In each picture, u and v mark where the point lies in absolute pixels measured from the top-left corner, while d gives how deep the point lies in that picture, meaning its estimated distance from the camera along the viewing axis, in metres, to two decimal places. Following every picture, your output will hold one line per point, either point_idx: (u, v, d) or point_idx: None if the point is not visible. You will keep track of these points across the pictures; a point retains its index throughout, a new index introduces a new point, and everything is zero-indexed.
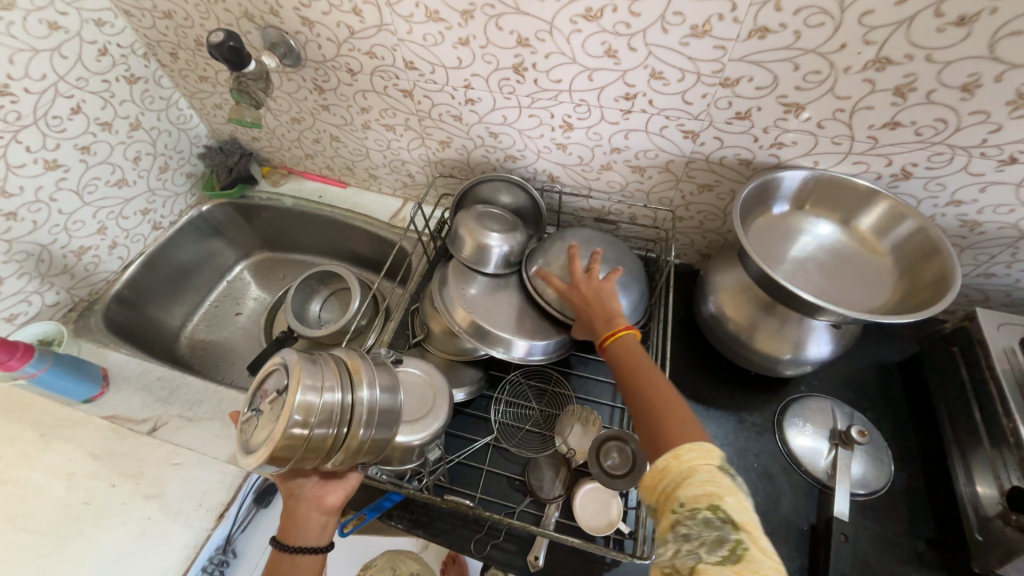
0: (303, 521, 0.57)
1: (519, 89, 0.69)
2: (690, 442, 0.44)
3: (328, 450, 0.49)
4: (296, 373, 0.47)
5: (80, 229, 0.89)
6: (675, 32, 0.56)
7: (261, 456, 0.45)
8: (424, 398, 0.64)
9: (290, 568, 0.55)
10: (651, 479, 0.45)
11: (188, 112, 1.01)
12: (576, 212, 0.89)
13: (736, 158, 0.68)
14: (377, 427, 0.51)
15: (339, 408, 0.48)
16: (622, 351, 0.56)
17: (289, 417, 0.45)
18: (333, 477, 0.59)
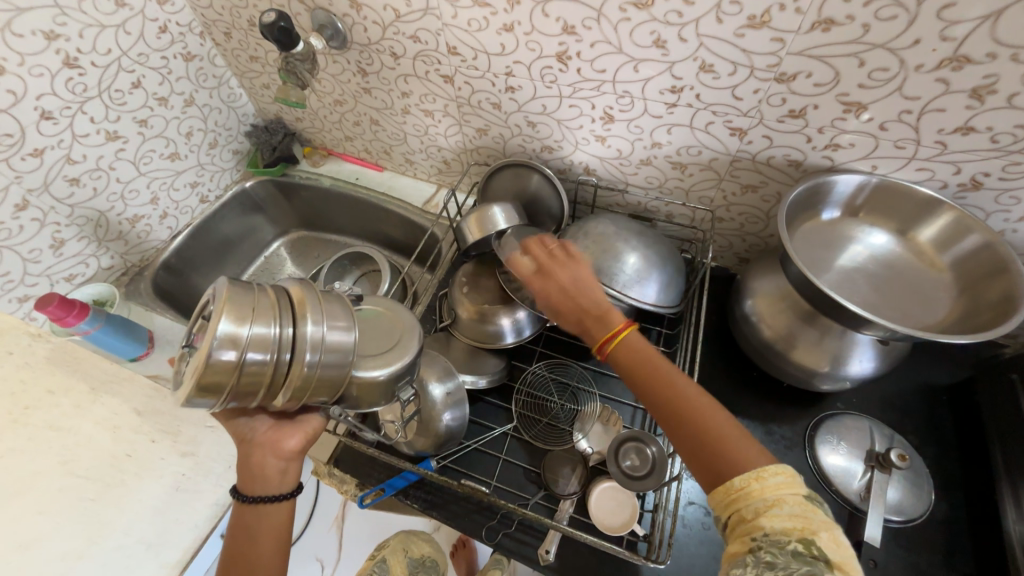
0: (261, 468, 0.54)
1: (561, 78, 0.68)
2: (779, 468, 0.43)
3: (269, 383, 0.46)
4: (221, 302, 0.43)
5: (135, 199, 0.93)
6: (731, 23, 0.53)
7: (190, 387, 0.43)
8: (390, 331, 0.57)
9: (255, 518, 0.54)
10: (724, 492, 0.43)
11: (238, 91, 1.05)
12: (610, 206, 0.87)
13: (785, 159, 0.64)
14: (327, 359, 0.47)
15: (275, 340, 0.45)
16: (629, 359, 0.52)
17: (214, 347, 0.42)
18: (287, 419, 0.57)
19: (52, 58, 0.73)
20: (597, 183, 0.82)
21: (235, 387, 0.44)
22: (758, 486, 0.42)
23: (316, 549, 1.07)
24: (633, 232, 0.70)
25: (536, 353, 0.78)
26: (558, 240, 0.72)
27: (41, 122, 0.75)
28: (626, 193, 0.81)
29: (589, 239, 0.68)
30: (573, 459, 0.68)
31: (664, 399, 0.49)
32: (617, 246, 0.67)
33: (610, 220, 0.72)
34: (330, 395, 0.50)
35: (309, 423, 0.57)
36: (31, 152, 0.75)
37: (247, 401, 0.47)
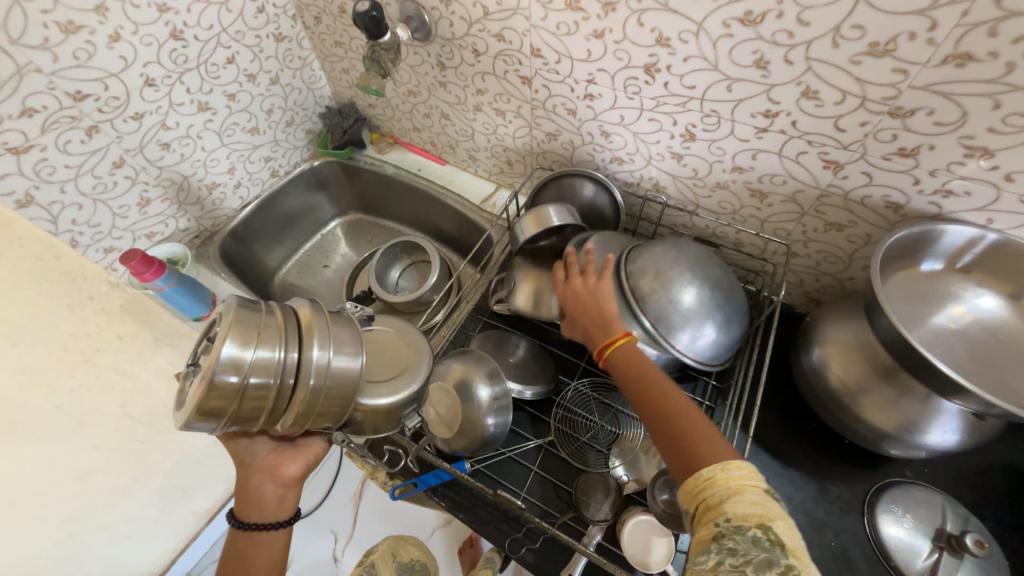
0: (261, 494, 0.61)
1: (645, 90, 0.66)
2: (740, 460, 0.44)
3: (273, 405, 0.48)
4: (226, 327, 0.46)
5: (215, 167, 0.99)
6: (848, 49, 0.49)
7: (193, 408, 0.45)
8: (397, 358, 0.62)
9: (250, 542, 0.60)
10: (691, 486, 0.45)
11: (319, 74, 1.08)
12: (675, 226, 0.84)
13: (883, 200, 0.59)
14: (332, 384, 0.50)
15: (279, 364, 0.47)
16: (623, 361, 0.58)
17: (217, 371, 0.44)
18: (290, 449, 0.65)
19: (162, 29, 0.78)
20: (666, 202, 0.79)
21: (237, 409, 0.47)
22: (723, 477, 0.43)
23: (332, 522, 1.17)
24: (706, 272, 0.65)
25: (580, 369, 0.77)
26: (625, 255, 0.67)
27: (144, 88, 0.80)
28: (695, 215, 0.78)
29: (654, 273, 0.64)
30: (607, 485, 0.64)
31: (645, 396, 0.54)
32: (681, 290, 0.62)
33: (684, 249, 0.66)
34: (336, 418, 0.53)
35: (310, 450, 0.66)
36: (133, 115, 0.81)
37: (251, 422, 0.50)
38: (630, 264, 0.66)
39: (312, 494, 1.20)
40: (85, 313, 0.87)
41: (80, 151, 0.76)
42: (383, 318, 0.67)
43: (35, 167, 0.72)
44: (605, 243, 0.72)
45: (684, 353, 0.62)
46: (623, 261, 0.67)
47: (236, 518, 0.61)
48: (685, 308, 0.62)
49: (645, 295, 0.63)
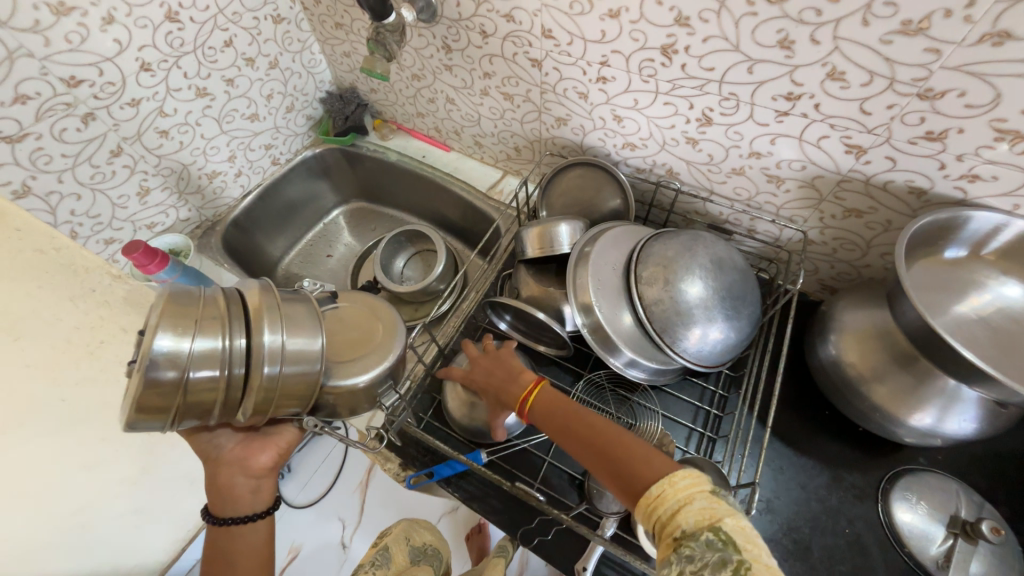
0: (231, 487, 0.63)
1: (661, 73, 0.64)
2: (685, 469, 0.42)
3: (228, 394, 0.51)
4: (158, 320, 0.48)
5: (215, 155, 0.96)
6: (879, 27, 0.47)
7: (139, 405, 0.48)
8: (366, 335, 0.64)
9: (224, 535, 0.62)
10: (644, 505, 0.42)
11: (319, 57, 1.04)
12: (687, 214, 0.82)
13: (907, 186, 0.58)
14: (286, 368, 0.53)
15: (223, 352, 0.49)
16: (545, 406, 0.55)
17: (157, 366, 0.47)
18: (260, 439, 0.67)
19: (156, 11, 0.75)
20: (679, 188, 0.78)
21: (185, 400, 0.49)
22: (672, 489, 0.41)
23: (340, 510, 1.18)
24: (722, 278, 0.67)
25: (592, 359, 0.77)
26: (637, 257, 0.69)
27: (140, 73, 0.77)
28: (709, 201, 0.77)
29: (663, 281, 0.66)
30: None
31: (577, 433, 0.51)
32: (687, 299, 0.65)
33: (701, 252, 0.67)
34: (300, 400, 0.56)
35: (282, 437, 0.68)
36: (129, 102, 0.78)
37: (206, 414, 0.52)
38: (641, 270, 0.68)
39: (318, 486, 1.20)
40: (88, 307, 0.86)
41: (76, 139, 0.74)
42: (349, 296, 0.68)
43: (30, 156, 0.70)
44: (618, 241, 0.73)
45: (688, 357, 0.66)
46: (632, 266, 0.69)
47: (209, 516, 0.62)
48: (694, 307, 0.65)
49: (654, 305, 0.66)
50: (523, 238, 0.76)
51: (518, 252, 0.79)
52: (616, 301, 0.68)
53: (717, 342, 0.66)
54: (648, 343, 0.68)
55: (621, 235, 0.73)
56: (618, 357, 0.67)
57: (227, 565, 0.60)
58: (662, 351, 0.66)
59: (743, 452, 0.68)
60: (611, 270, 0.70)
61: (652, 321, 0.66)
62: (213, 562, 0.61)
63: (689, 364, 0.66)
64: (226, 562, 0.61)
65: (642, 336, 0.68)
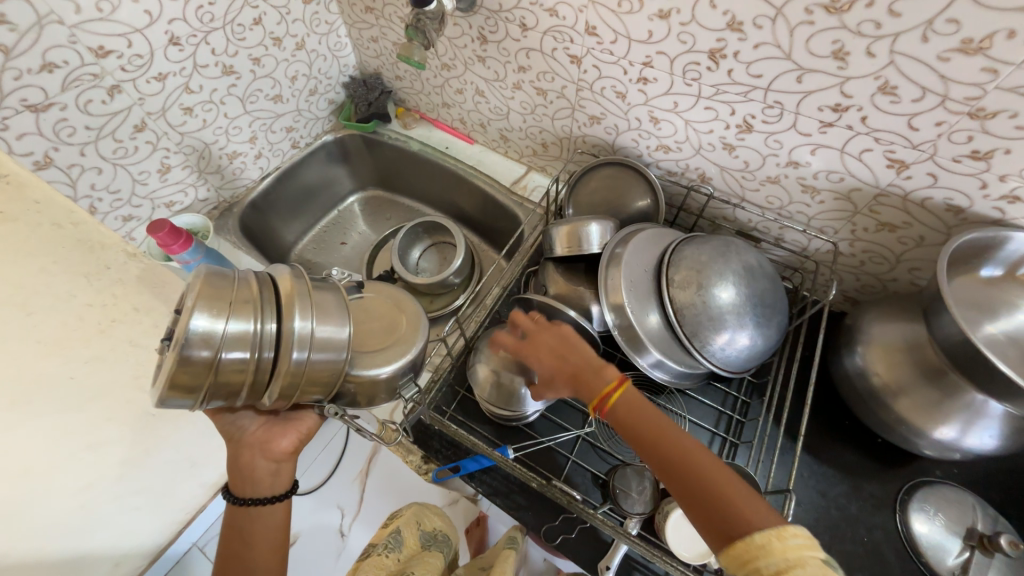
0: (253, 469, 0.63)
1: (706, 77, 0.63)
2: (796, 527, 0.40)
3: (256, 377, 0.50)
4: (193, 300, 0.47)
5: (237, 135, 0.94)
6: (938, 44, 0.47)
7: (169, 384, 0.47)
8: (390, 328, 0.64)
9: (244, 516, 0.62)
10: (741, 550, 0.41)
11: (344, 41, 1.02)
12: (715, 219, 0.83)
13: (944, 204, 0.59)
14: (315, 354, 0.52)
15: (255, 336, 0.49)
16: (626, 411, 0.52)
17: (191, 345, 0.46)
18: (283, 423, 0.66)
19: None
20: (711, 193, 0.78)
21: (215, 381, 0.48)
22: (780, 545, 0.40)
23: (340, 499, 1.17)
24: (750, 285, 0.67)
25: (617, 360, 0.78)
26: (670, 259, 0.69)
27: (168, 47, 0.75)
28: (739, 208, 0.77)
29: (697, 285, 0.66)
30: (644, 477, 0.65)
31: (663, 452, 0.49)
32: (719, 303, 0.65)
33: (733, 260, 0.68)
34: (324, 388, 0.56)
35: (303, 423, 0.67)
36: (155, 76, 0.76)
37: (233, 396, 0.51)
38: (673, 272, 0.68)
39: (316, 474, 1.19)
40: None
41: (101, 112, 0.72)
42: (373, 287, 0.68)
43: (54, 127, 0.68)
44: (650, 242, 0.73)
45: (716, 361, 0.66)
46: (664, 269, 0.69)
47: (231, 495, 0.62)
48: (725, 313, 0.65)
49: (685, 308, 0.66)
50: (552, 236, 0.76)
51: (546, 249, 0.78)
52: (647, 302, 0.68)
53: (745, 348, 0.66)
54: (677, 345, 0.68)
55: (652, 238, 0.73)
56: (647, 358, 0.67)
57: (247, 546, 0.60)
58: (691, 354, 0.66)
59: (763, 459, 0.69)
60: (642, 271, 0.70)
61: (682, 324, 0.66)
62: (232, 540, 0.61)
63: (717, 368, 0.66)
64: (246, 543, 0.61)
65: (671, 338, 0.68)
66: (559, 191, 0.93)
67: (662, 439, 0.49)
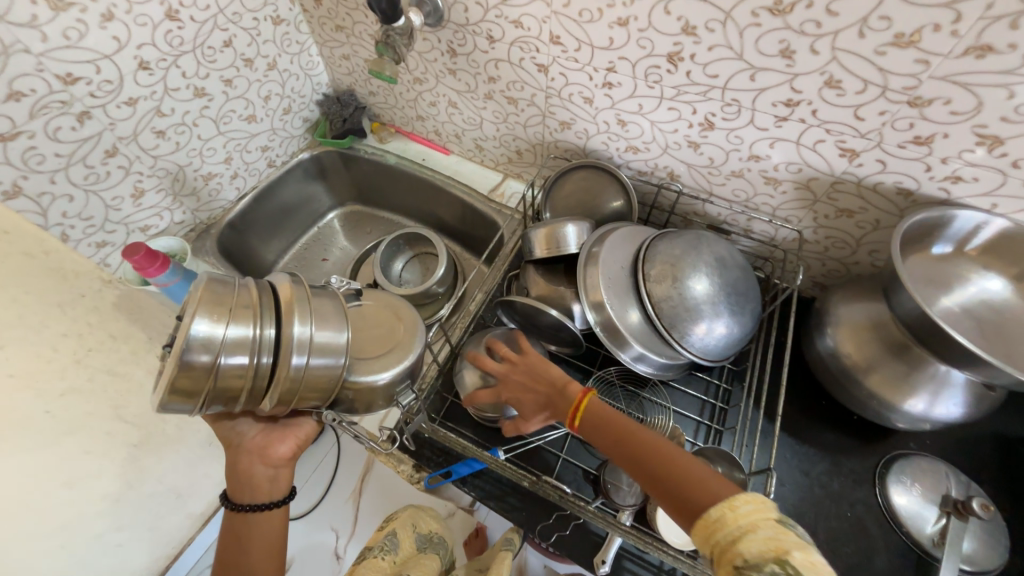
0: (251, 475, 0.62)
1: (666, 79, 0.66)
2: (746, 493, 0.42)
3: (256, 383, 0.51)
4: (193, 304, 0.47)
5: (211, 156, 0.94)
6: (874, 39, 0.51)
7: (169, 388, 0.47)
8: (388, 334, 0.64)
9: (242, 522, 0.61)
10: (701, 528, 0.42)
11: (316, 59, 1.04)
12: (687, 215, 0.86)
13: (895, 187, 0.62)
14: (313, 359, 0.52)
15: (254, 340, 0.49)
16: (586, 416, 0.55)
17: (191, 349, 0.46)
18: (281, 429, 0.65)
19: (157, 9, 0.73)
20: (681, 190, 0.81)
21: (215, 386, 0.49)
22: (733, 514, 0.41)
23: (333, 519, 1.15)
24: (724, 274, 0.70)
25: (601, 356, 0.80)
26: (644, 254, 0.71)
27: (138, 71, 0.75)
28: (708, 203, 0.80)
29: (670, 277, 0.68)
30: None
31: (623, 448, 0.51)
32: (694, 294, 0.68)
33: (705, 252, 0.71)
34: (323, 393, 0.56)
35: (300, 429, 0.67)
36: (126, 101, 0.76)
37: (232, 401, 0.51)
38: (648, 267, 0.70)
39: (309, 494, 1.17)
40: (75, 312, 0.81)
41: (70, 138, 0.71)
42: (372, 294, 0.68)
43: (22, 155, 0.67)
44: (625, 240, 0.75)
45: (695, 351, 0.68)
46: (639, 264, 0.71)
47: (229, 502, 0.62)
48: (700, 303, 0.68)
49: (661, 301, 0.68)
50: (531, 240, 0.78)
51: (526, 252, 0.80)
52: (626, 298, 0.70)
53: (723, 335, 0.68)
54: (656, 338, 0.70)
55: (627, 235, 0.76)
56: (628, 352, 0.69)
57: (246, 552, 0.60)
58: (669, 346, 0.68)
59: (748, 443, 0.71)
60: (619, 268, 0.72)
61: (660, 317, 0.68)
62: (231, 545, 0.61)
63: (696, 358, 0.68)
64: (245, 550, 0.60)
65: (650, 331, 0.70)
66: (536, 196, 0.95)
67: (620, 435, 0.52)
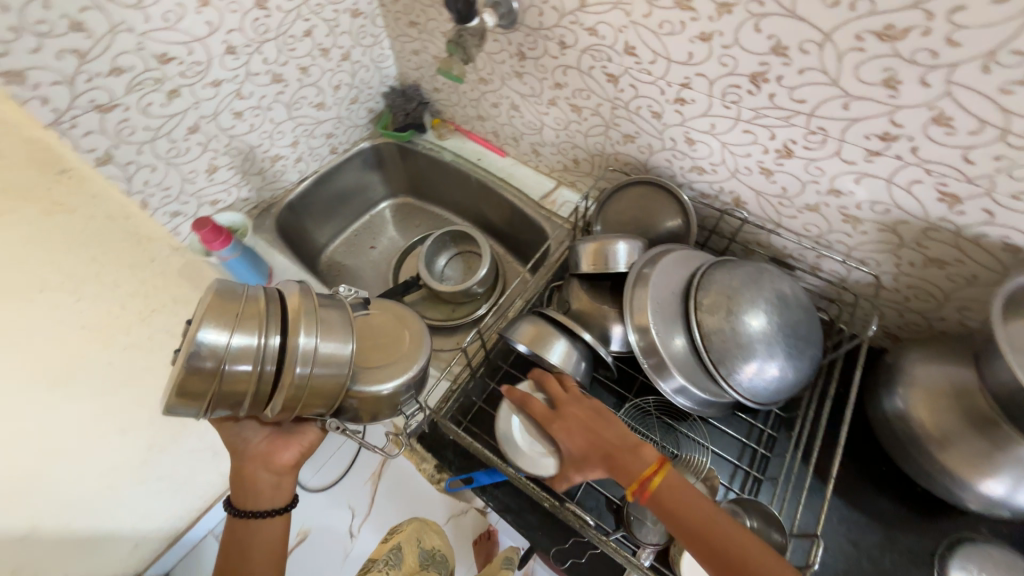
0: (255, 481, 0.64)
1: (746, 100, 0.62)
2: None
3: (259, 391, 0.52)
4: (200, 313, 0.49)
5: (280, 140, 0.98)
6: (1000, 76, 0.45)
7: (174, 393, 0.49)
8: (393, 344, 0.64)
9: (244, 528, 0.63)
10: None
11: (387, 53, 1.06)
12: (748, 244, 0.81)
13: (1000, 242, 0.55)
14: (317, 369, 0.53)
15: (258, 349, 0.50)
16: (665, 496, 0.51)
17: (197, 355, 0.48)
18: (284, 437, 0.67)
19: None
20: (745, 218, 0.76)
21: (220, 390, 0.50)
22: None
23: None
24: (786, 315, 0.65)
25: (638, 383, 0.77)
26: (699, 283, 0.67)
27: (225, 55, 0.79)
28: (774, 234, 0.75)
29: (725, 311, 0.64)
30: None
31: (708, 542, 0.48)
32: (749, 331, 0.63)
33: (767, 288, 0.66)
34: (327, 402, 0.56)
35: (305, 437, 0.68)
36: (211, 82, 0.80)
37: (237, 406, 0.53)
38: (702, 297, 0.66)
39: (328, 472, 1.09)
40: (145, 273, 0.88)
41: (159, 114, 0.76)
42: (379, 302, 0.68)
43: (116, 126, 0.72)
44: (680, 264, 0.71)
45: (743, 392, 0.64)
46: (692, 293, 0.67)
47: (232, 509, 0.64)
48: (755, 341, 0.63)
49: (712, 334, 0.64)
50: (579, 254, 0.76)
51: (571, 266, 0.78)
52: (674, 325, 0.66)
53: (775, 379, 0.64)
54: (701, 372, 0.66)
55: (681, 259, 0.72)
56: (670, 383, 0.65)
57: (244, 560, 0.62)
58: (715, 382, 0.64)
59: (787, 497, 0.67)
60: (670, 293, 0.68)
61: (709, 350, 0.64)
62: (228, 553, 0.63)
63: (743, 399, 0.64)
64: (244, 559, 0.62)
65: (696, 364, 0.66)
66: (589, 208, 0.92)
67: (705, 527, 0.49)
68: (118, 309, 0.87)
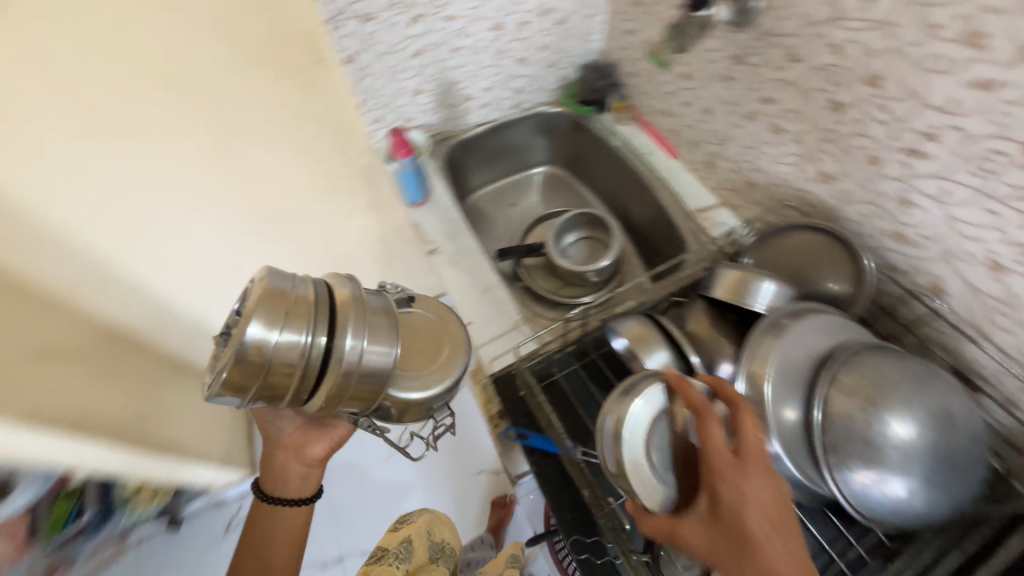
0: (285, 470, 0.72)
1: (1008, 173, 0.51)
2: None
3: (299, 389, 0.52)
4: (250, 307, 0.49)
5: (478, 82, 1.08)
6: None
7: (221, 385, 0.50)
8: (434, 348, 0.65)
9: (270, 509, 0.72)
10: None
11: (600, 27, 1.07)
12: (927, 341, 0.68)
13: None
14: (360, 375, 0.53)
15: (303, 347, 0.50)
16: None
17: (244, 348, 0.48)
18: (318, 432, 0.73)
19: None
20: (937, 310, 0.64)
21: (263, 385, 0.50)
22: None
23: None
24: (942, 436, 0.54)
25: None
26: (845, 357, 0.58)
27: None
28: (970, 342, 0.61)
29: (865, 400, 0.55)
30: None
31: None
32: (885, 435, 0.53)
33: (930, 397, 0.55)
34: (365, 406, 0.56)
35: (335, 434, 0.74)
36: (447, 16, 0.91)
37: (276, 401, 0.53)
38: (841, 372, 0.57)
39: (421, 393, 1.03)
40: None
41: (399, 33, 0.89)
42: (423, 298, 0.69)
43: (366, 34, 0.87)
44: (829, 329, 0.63)
45: (849, 494, 0.55)
46: (831, 364, 0.59)
47: (261, 491, 0.73)
48: (888, 448, 0.53)
49: (837, 416, 0.55)
50: (716, 278, 0.71)
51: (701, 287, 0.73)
52: (794, 389, 0.60)
53: (894, 500, 0.53)
54: (806, 450, 0.59)
55: (832, 325, 0.63)
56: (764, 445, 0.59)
57: (267, 538, 0.71)
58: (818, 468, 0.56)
59: None
60: (804, 355, 0.61)
61: (826, 432, 0.56)
62: (250, 528, 0.73)
63: (845, 502, 0.55)
64: (268, 533, 0.72)
65: (803, 440, 0.59)
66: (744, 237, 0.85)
67: None
68: (313, 176, 0.96)
